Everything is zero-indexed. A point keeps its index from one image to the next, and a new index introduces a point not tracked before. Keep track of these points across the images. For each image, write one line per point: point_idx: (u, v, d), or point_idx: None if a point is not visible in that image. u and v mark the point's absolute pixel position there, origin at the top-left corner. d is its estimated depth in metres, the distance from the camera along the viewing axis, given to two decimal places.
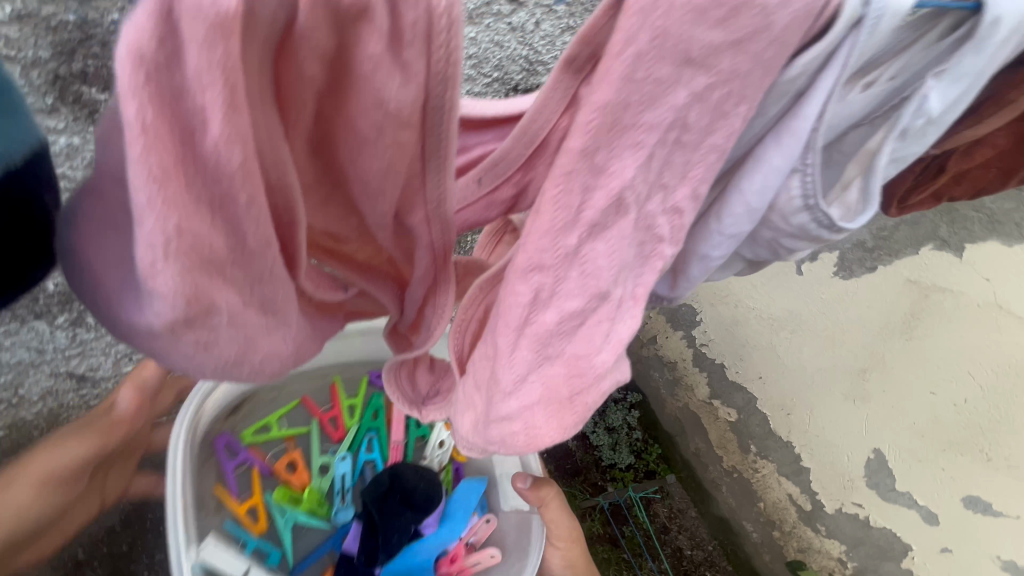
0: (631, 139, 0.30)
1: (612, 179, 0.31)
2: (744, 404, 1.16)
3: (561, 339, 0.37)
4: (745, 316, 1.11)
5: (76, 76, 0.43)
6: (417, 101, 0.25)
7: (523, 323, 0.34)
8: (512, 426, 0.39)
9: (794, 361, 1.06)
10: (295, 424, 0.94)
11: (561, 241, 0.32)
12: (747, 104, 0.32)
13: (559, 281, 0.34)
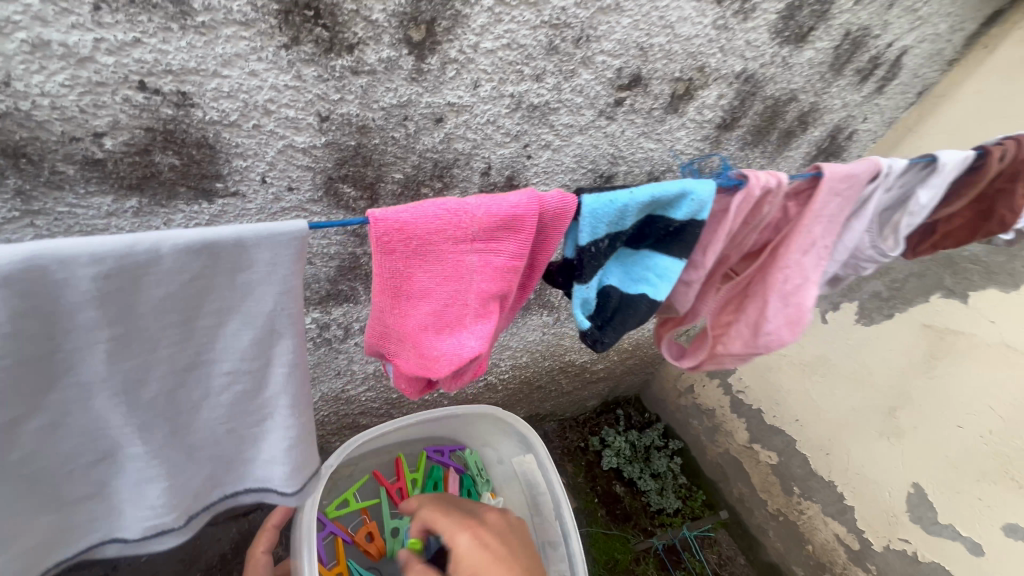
0: (824, 215, 0.52)
1: (816, 231, 0.52)
2: (784, 446, 1.30)
3: (799, 295, 0.55)
4: (779, 363, 1.28)
5: (342, 179, 0.52)
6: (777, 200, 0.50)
7: (778, 285, 0.54)
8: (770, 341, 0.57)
9: (828, 403, 1.19)
10: (367, 495, 0.98)
11: (799, 248, 0.53)
12: (841, 208, 0.53)
13: (796, 267, 0.54)
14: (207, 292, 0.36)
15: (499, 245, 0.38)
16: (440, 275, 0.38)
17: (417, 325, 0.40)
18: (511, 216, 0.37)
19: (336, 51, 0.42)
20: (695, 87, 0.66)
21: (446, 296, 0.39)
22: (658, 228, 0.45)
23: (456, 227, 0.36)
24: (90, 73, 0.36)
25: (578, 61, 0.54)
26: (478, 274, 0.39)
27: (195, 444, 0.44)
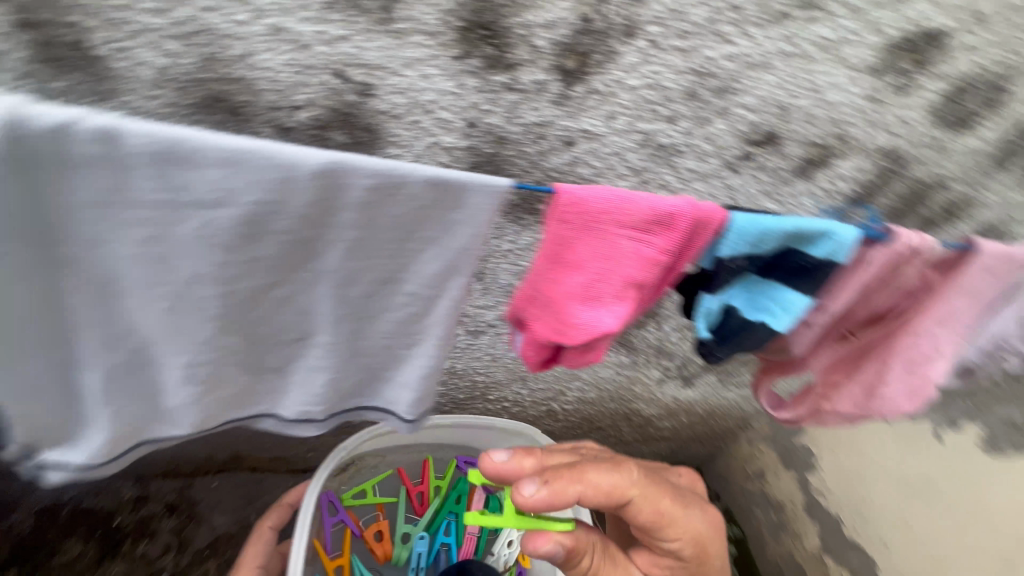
0: (970, 292, 0.48)
1: (959, 305, 0.49)
2: (860, 567, 1.14)
3: (926, 366, 0.51)
4: (871, 472, 1.13)
5: None
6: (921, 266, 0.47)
7: (907, 351, 0.52)
8: (885, 403, 0.55)
9: (926, 535, 1.03)
10: (385, 492, 1.03)
11: (936, 319, 0.50)
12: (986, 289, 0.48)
13: (929, 337, 0.51)
14: (423, 218, 0.38)
15: (652, 238, 0.39)
16: (597, 252, 0.39)
17: (565, 294, 0.42)
18: (668, 214, 0.38)
19: (497, 68, 0.47)
20: (831, 156, 0.64)
21: (595, 272, 0.40)
22: (791, 264, 0.43)
23: (621, 213, 0.38)
24: (304, 57, 0.43)
25: (714, 110, 0.55)
26: (626, 259, 0.39)
27: (362, 348, 0.48)
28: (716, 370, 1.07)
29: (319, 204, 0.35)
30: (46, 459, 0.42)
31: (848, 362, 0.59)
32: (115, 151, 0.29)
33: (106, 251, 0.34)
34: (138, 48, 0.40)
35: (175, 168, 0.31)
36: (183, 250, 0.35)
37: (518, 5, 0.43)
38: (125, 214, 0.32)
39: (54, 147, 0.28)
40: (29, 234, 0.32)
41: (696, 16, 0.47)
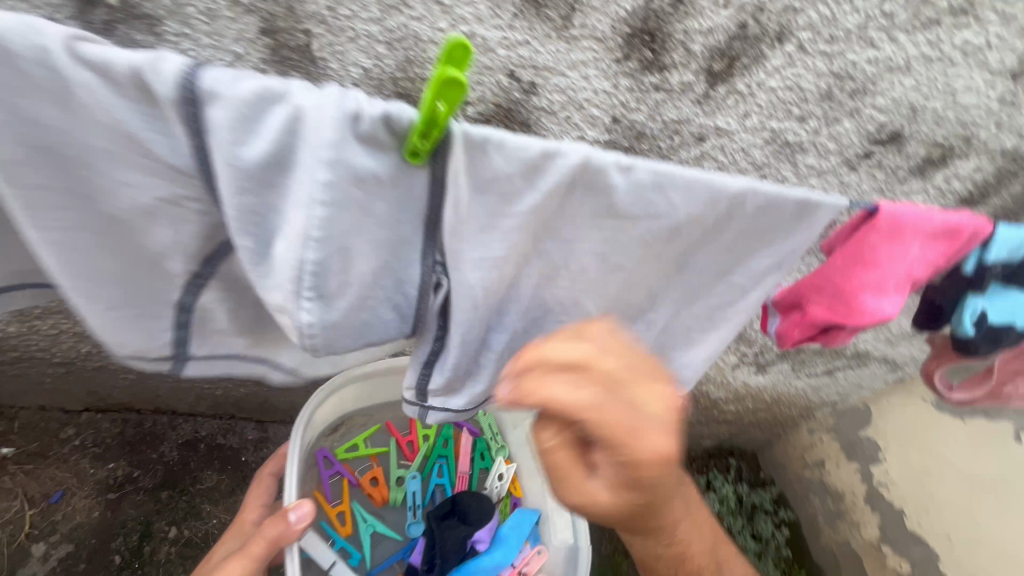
0: None
1: None
2: (920, 559, 1.17)
3: None
4: (939, 468, 1.15)
5: None
6: None
7: None
8: None
9: (995, 532, 1.05)
10: (378, 444, 1.06)
11: None
12: None
13: None
14: (780, 231, 0.46)
15: (944, 244, 0.45)
16: (898, 256, 0.45)
17: (859, 285, 0.47)
18: (956, 225, 0.44)
19: (651, 70, 0.51)
20: (952, 156, 0.65)
21: (896, 271, 0.45)
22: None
23: (925, 225, 0.44)
24: (486, 60, 0.49)
25: (846, 110, 0.57)
26: (917, 261, 0.45)
27: (672, 327, 0.58)
28: (791, 360, 1.10)
29: (769, 208, 0.44)
30: (437, 393, 0.57)
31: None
32: (630, 179, 0.40)
33: (566, 248, 0.46)
34: (351, 50, 0.47)
35: (654, 194, 0.41)
36: (622, 249, 0.46)
37: (683, 14, 0.47)
38: (603, 223, 0.43)
39: (595, 175, 0.39)
40: (536, 233, 0.43)
41: (848, 23, 0.50)
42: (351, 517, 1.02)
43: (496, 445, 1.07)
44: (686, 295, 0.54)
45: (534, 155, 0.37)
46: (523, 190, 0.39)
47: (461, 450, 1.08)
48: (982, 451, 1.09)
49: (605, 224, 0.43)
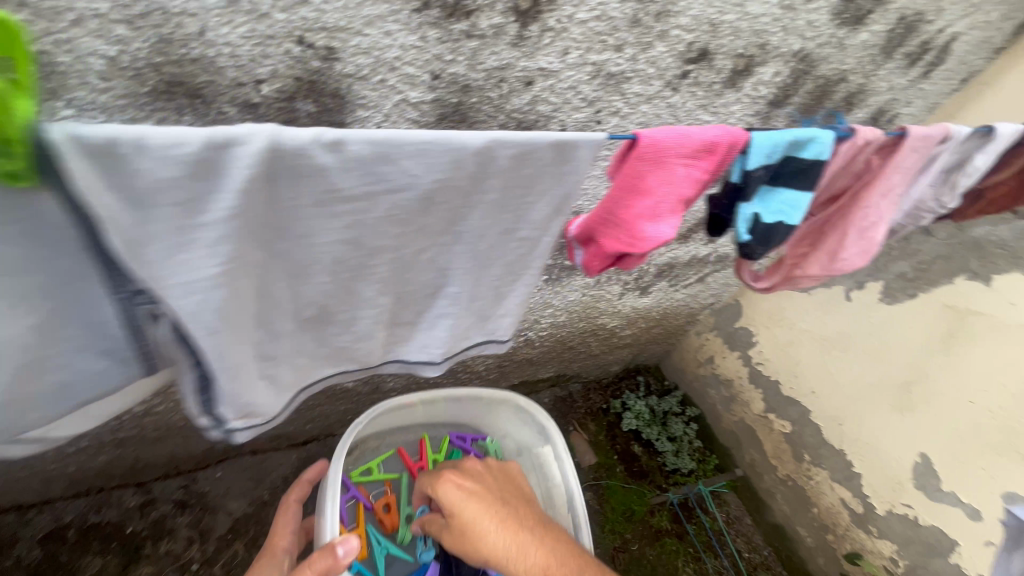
0: (895, 174, 0.58)
1: (891, 177, 0.58)
2: (797, 416, 1.37)
3: (875, 229, 0.63)
4: (799, 337, 1.34)
5: (439, 133, 0.58)
6: (860, 151, 0.55)
7: (860, 223, 0.62)
8: (852, 258, 0.66)
9: (845, 377, 1.26)
10: (391, 469, 1.05)
11: (882, 191, 0.59)
12: (899, 173, 0.58)
13: (874, 208, 0.61)
14: (541, 181, 0.46)
15: (705, 163, 0.46)
16: (664, 179, 0.46)
17: (636, 215, 0.47)
18: (712, 141, 0.45)
19: (456, 16, 0.48)
20: (754, 64, 0.71)
21: (664, 195, 0.46)
22: (794, 167, 0.51)
23: (683, 144, 0.45)
24: (264, 28, 0.42)
25: (655, 34, 0.59)
26: (685, 183, 0.46)
27: (477, 293, 0.57)
28: (667, 277, 1.19)
29: (521, 158, 0.42)
30: (236, 425, 0.50)
31: (813, 235, 0.68)
32: (344, 156, 0.36)
33: (305, 242, 0.42)
34: (82, 37, 0.38)
35: (382, 166, 0.38)
36: (374, 230, 0.43)
37: None
38: (335, 208, 0.40)
39: (296, 156, 0.35)
40: (258, 234, 0.39)
41: None
42: (365, 542, 0.96)
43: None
44: (475, 265, 0.53)
45: (199, 149, 0.32)
46: (206, 191, 0.34)
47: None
48: (827, 314, 1.28)
49: (341, 210, 0.40)
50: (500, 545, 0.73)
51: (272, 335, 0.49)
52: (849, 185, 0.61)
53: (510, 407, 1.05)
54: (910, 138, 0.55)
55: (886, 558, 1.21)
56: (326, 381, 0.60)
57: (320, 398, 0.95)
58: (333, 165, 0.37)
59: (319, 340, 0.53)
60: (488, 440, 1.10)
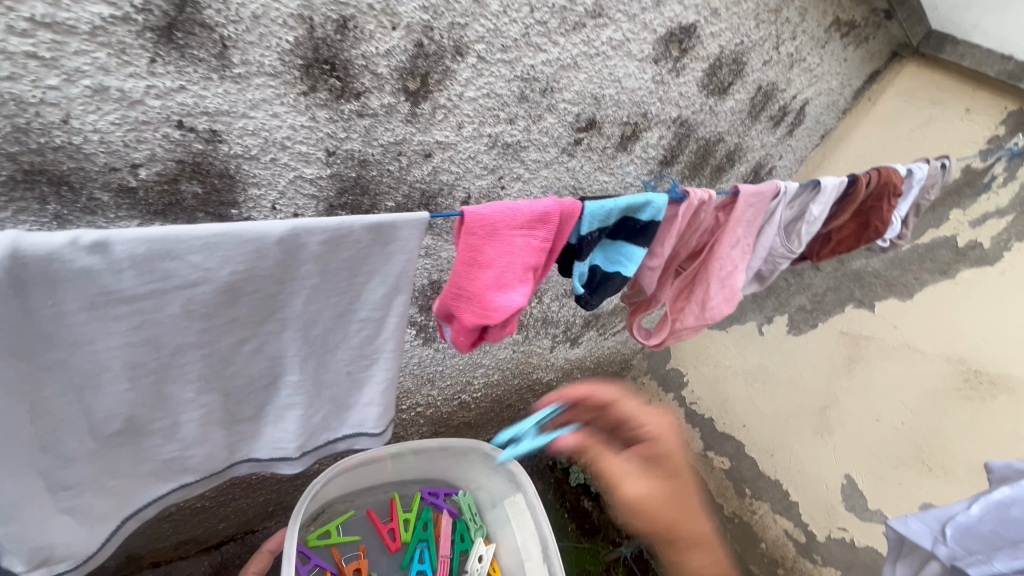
0: (739, 226, 0.67)
1: (737, 230, 0.67)
2: (734, 451, 1.40)
3: (732, 277, 0.70)
4: (724, 373, 1.41)
5: (342, 207, 0.58)
6: (701, 210, 0.63)
7: (717, 271, 0.70)
8: (717, 305, 0.72)
9: (768, 407, 1.32)
10: (353, 532, 0.94)
11: (732, 241, 0.68)
12: (742, 224, 0.67)
13: (728, 255, 0.69)
14: (369, 259, 0.45)
15: (541, 231, 0.49)
16: (502, 250, 0.48)
17: (483, 286, 0.49)
18: (541, 214, 0.48)
19: (345, 98, 0.50)
20: (640, 130, 0.79)
21: (507, 265, 0.49)
22: (629, 226, 0.57)
23: (513, 218, 0.47)
24: (138, 114, 0.41)
25: (543, 107, 0.64)
26: (524, 252, 0.49)
27: (326, 381, 0.52)
28: (595, 327, 1.22)
29: (336, 242, 0.42)
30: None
31: (684, 288, 0.74)
32: (112, 258, 0.34)
33: (85, 349, 0.37)
34: None
35: (165, 262, 0.36)
36: (169, 328, 0.40)
37: (354, 39, 0.47)
38: (114, 310, 0.36)
39: (50, 263, 0.32)
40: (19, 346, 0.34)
41: (512, 33, 0.55)
42: None
43: (475, 524, 1.00)
44: (312, 351, 0.49)
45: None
46: None
47: (440, 532, 0.98)
48: (744, 347, 1.37)
49: (121, 311, 0.37)
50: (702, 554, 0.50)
51: (68, 460, 0.40)
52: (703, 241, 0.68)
53: (479, 458, 0.98)
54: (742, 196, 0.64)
55: None
56: (163, 504, 0.49)
57: (234, 491, 0.86)
58: (100, 267, 0.34)
59: (137, 458, 0.45)
60: (461, 494, 1.02)
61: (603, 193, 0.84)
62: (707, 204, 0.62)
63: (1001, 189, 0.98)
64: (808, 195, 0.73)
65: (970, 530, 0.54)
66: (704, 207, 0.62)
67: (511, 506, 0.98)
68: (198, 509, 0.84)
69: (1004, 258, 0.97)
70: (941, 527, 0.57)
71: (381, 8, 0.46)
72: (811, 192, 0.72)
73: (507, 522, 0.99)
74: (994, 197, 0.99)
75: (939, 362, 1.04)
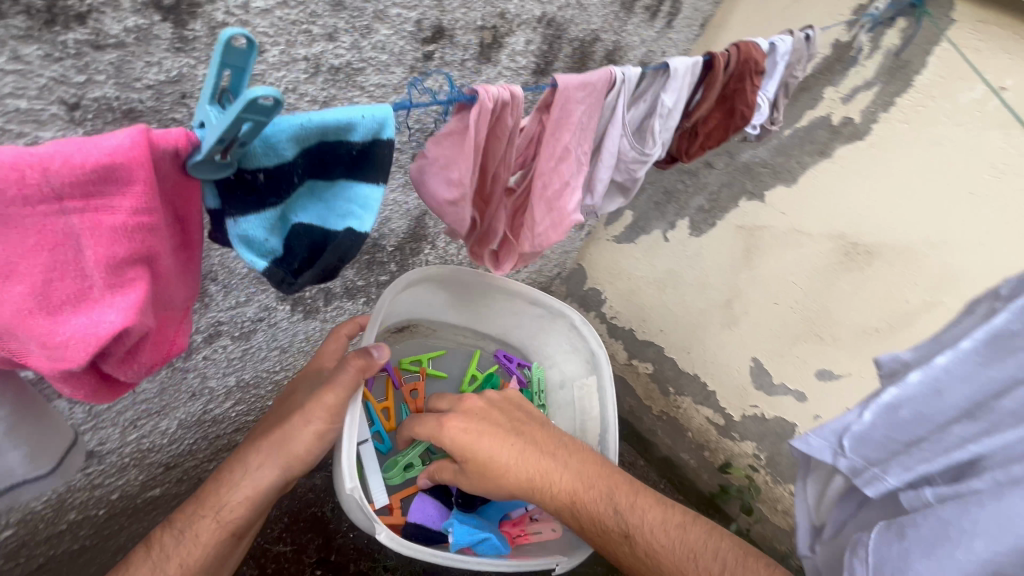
0: (558, 137, 0.58)
1: (557, 138, 0.58)
2: (655, 356, 1.46)
3: (559, 200, 0.62)
4: (638, 284, 1.44)
5: None
6: (488, 134, 0.53)
7: (553, 191, 0.62)
8: (545, 227, 0.64)
9: (682, 309, 1.37)
10: (440, 366, 1.02)
11: (556, 141, 0.58)
12: (566, 130, 0.58)
13: (552, 170, 0.60)
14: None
15: (108, 192, 0.32)
16: (33, 245, 0.31)
17: (27, 305, 0.33)
18: (94, 164, 0.30)
19: (61, 22, 0.36)
20: (501, 35, 0.68)
21: (57, 265, 0.32)
22: (342, 156, 0.42)
23: (26, 180, 0.29)
24: None
25: (370, 15, 0.52)
26: (73, 235, 0.32)
27: None
28: None
29: None
30: None
31: (522, 211, 0.66)
32: None
33: None
34: None
35: None
36: None
37: None
38: None
39: None
40: None
41: None
42: (396, 412, 0.95)
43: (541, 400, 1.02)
44: None
45: None
46: None
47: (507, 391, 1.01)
48: (652, 258, 1.40)
49: None
50: (525, 474, 0.70)
51: None
52: (530, 149, 0.60)
53: (565, 327, 0.97)
54: (561, 88, 0.54)
55: (751, 456, 1.33)
56: None
57: (121, 521, 0.76)
58: None
59: None
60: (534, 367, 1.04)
61: None
62: (502, 117, 0.53)
63: (867, 61, 0.97)
64: (654, 84, 0.65)
65: (867, 440, 0.57)
66: (500, 123, 0.53)
67: (581, 387, 0.98)
68: (82, 549, 0.74)
69: (873, 130, 0.99)
70: (839, 439, 0.59)
71: None
72: (655, 78, 0.65)
73: (577, 405, 0.99)
74: (861, 70, 0.98)
75: (823, 240, 1.10)
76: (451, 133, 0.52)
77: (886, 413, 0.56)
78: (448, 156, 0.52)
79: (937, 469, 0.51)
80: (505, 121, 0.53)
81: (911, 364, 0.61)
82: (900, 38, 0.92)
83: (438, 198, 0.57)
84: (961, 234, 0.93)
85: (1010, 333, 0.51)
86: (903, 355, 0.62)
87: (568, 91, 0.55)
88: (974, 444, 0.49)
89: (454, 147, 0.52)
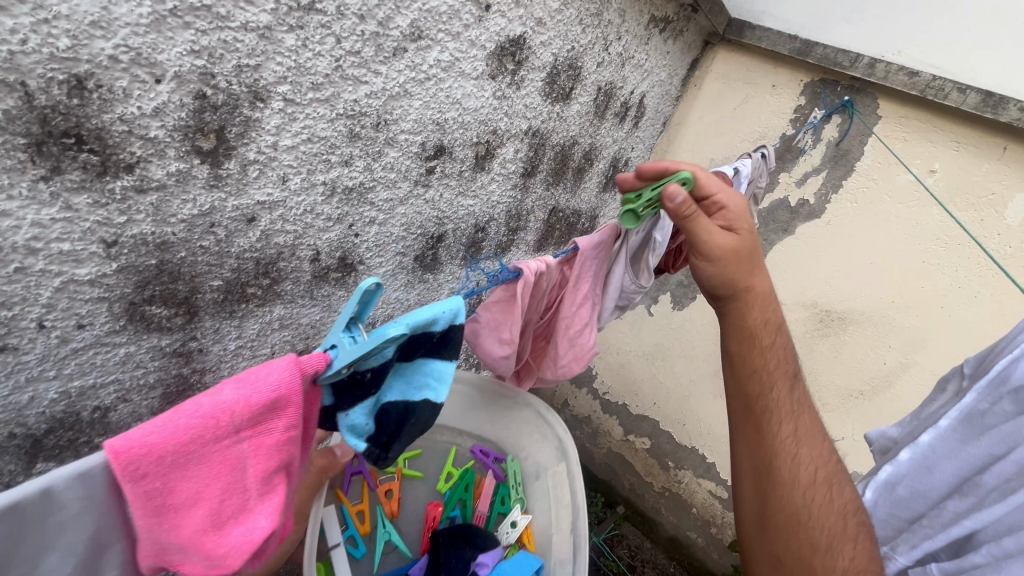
0: (580, 287, 0.66)
1: (578, 288, 0.66)
2: (652, 429, 1.45)
3: (586, 337, 0.69)
4: (628, 359, 1.47)
5: (146, 300, 0.46)
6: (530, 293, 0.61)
7: (577, 333, 0.68)
8: (572, 364, 0.70)
9: (673, 380, 1.40)
10: (416, 467, 0.93)
11: (579, 290, 0.66)
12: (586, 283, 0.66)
13: (581, 315, 0.67)
14: (24, 548, 0.30)
15: (280, 420, 0.35)
16: (210, 475, 0.34)
17: (197, 531, 0.35)
18: (274, 400, 0.34)
19: (111, 173, 0.39)
20: (493, 148, 0.75)
21: (228, 489, 0.35)
22: (426, 341, 0.45)
23: (216, 426, 0.33)
24: None
25: (381, 142, 0.58)
26: (245, 461, 0.35)
27: None
28: None
29: None
30: None
31: (546, 346, 0.73)
32: None
33: None
34: None
35: None
36: None
37: (100, 103, 0.36)
38: None
39: None
40: None
41: (321, 68, 0.48)
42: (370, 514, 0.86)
43: (518, 493, 0.90)
44: None
45: None
46: None
47: (482, 491, 0.91)
48: (639, 331, 1.45)
49: None
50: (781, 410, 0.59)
51: None
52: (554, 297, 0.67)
53: (532, 415, 0.88)
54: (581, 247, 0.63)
55: None
56: None
57: None
58: None
59: None
60: (510, 459, 0.92)
61: (470, 214, 0.79)
62: (541, 279, 0.61)
63: (813, 151, 1.09)
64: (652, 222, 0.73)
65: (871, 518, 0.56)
66: (538, 284, 0.62)
67: (553, 477, 0.87)
68: None
69: (827, 209, 1.10)
70: None
71: (129, 58, 0.36)
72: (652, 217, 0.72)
73: (551, 495, 0.87)
74: (809, 159, 1.10)
75: (798, 309, 1.17)
76: (499, 299, 0.60)
77: (883, 491, 0.55)
78: (497, 318, 0.61)
79: (940, 546, 0.47)
80: (541, 281, 0.62)
81: (899, 440, 0.63)
82: (838, 131, 1.05)
83: (489, 354, 0.64)
84: (920, 299, 1.00)
85: (980, 412, 0.52)
86: (890, 431, 0.65)
87: (584, 247, 0.63)
88: (968, 518, 0.46)
89: (502, 313, 0.61)
